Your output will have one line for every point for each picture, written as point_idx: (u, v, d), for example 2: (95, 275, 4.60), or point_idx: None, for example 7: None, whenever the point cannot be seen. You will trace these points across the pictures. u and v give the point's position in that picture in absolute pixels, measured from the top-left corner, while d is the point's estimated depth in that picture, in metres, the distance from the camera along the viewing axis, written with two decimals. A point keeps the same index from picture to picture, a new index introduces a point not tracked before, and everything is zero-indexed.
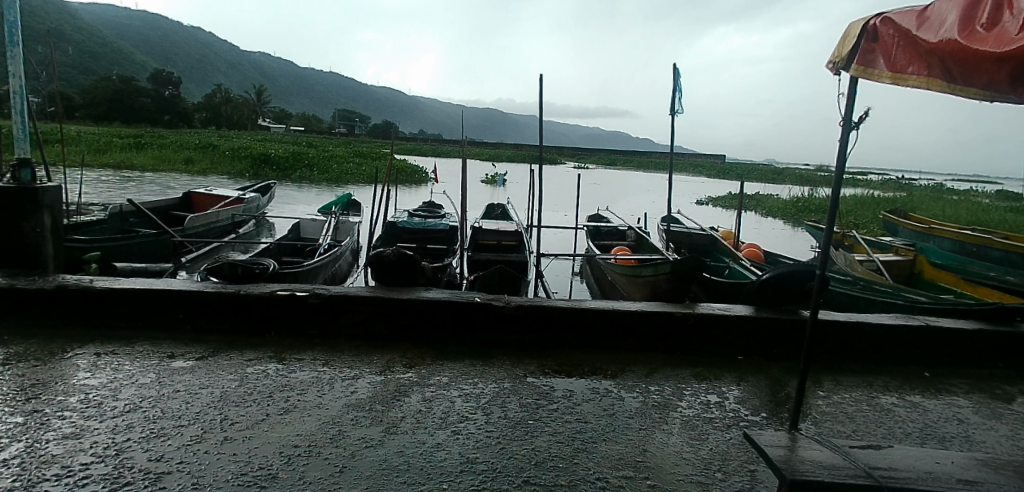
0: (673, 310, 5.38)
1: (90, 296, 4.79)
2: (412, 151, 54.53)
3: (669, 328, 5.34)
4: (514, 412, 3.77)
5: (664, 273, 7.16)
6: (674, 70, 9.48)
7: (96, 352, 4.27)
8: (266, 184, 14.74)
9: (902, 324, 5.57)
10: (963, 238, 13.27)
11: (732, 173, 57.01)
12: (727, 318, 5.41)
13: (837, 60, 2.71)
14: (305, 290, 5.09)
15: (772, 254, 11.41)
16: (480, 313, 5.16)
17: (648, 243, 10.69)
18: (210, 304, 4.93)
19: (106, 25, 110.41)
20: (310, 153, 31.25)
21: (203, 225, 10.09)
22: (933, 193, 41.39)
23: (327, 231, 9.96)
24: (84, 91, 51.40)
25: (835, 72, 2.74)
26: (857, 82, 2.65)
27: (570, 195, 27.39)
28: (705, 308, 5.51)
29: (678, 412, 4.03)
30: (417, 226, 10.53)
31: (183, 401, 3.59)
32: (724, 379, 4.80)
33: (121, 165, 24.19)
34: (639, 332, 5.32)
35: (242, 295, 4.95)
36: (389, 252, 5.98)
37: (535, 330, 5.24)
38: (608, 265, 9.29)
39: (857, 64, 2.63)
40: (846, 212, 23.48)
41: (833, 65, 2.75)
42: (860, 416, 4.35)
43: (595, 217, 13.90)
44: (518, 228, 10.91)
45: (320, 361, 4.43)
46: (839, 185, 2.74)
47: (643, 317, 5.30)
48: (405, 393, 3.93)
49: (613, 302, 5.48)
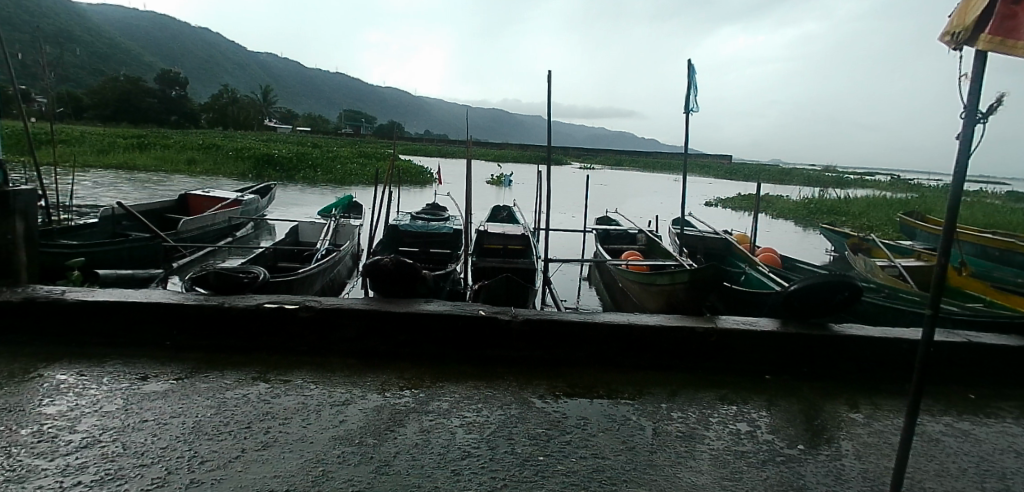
0: (694, 325, 4.96)
1: (61, 310, 4.42)
2: (418, 152, 54.19)
3: (690, 344, 4.92)
4: (522, 446, 3.36)
5: (680, 282, 6.72)
6: (689, 66, 9.05)
7: (60, 373, 3.90)
8: (266, 186, 14.36)
9: (943, 340, 5.09)
10: (987, 242, 12.72)
11: (740, 173, 56.42)
12: (751, 334, 4.98)
13: (962, 31, 2.48)
14: (294, 302, 4.70)
15: (789, 259, 10.92)
16: (484, 328, 4.75)
17: (660, 248, 10.23)
18: (190, 317, 4.54)
19: (114, 26, 110.98)
20: (315, 154, 30.98)
21: (197, 228, 9.71)
22: (946, 193, 40.77)
23: (326, 235, 9.56)
24: (91, 90, 51.46)
25: (957, 46, 2.51)
26: (983, 55, 2.40)
27: (577, 197, 26.93)
28: (727, 322, 5.09)
29: (706, 445, 3.60)
30: (420, 228, 10.02)
31: (149, 433, 3.22)
32: (753, 404, 4.36)
33: (123, 165, 23.93)
34: (657, 348, 4.90)
35: (226, 308, 4.56)
36: (388, 260, 5.57)
37: (544, 346, 4.82)
38: (619, 272, 8.86)
39: (989, 34, 2.39)
40: (861, 214, 22.91)
41: (953, 38, 2.53)
42: (907, 448, 3.89)
43: (603, 220, 13.44)
44: (524, 231, 10.45)
45: (308, 383, 4.03)
46: (961, 185, 2.52)
47: (662, 332, 4.88)
48: (400, 423, 3.51)
49: (629, 315, 5.07)
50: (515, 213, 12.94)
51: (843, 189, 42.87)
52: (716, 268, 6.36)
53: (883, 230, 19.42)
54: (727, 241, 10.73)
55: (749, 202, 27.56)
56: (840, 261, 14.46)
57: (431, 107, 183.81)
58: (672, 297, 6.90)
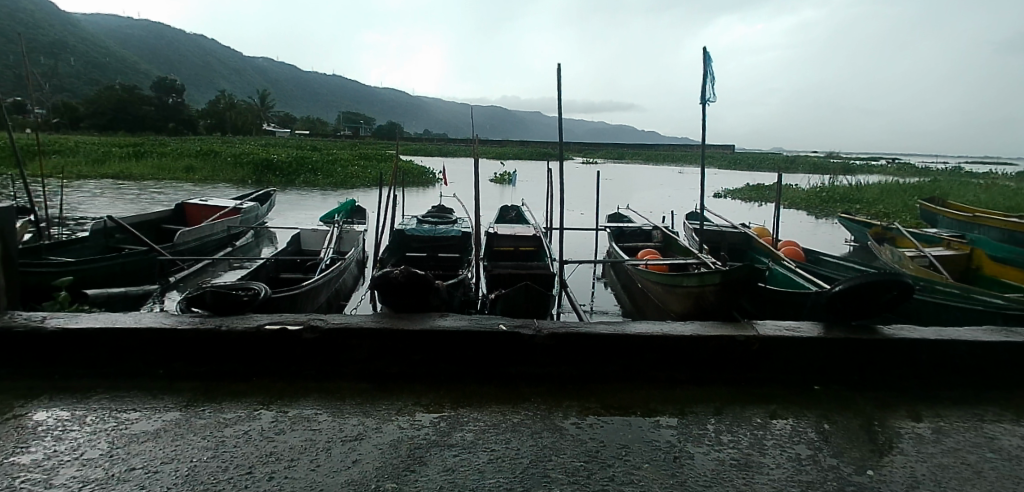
0: (735, 333, 4.55)
1: (41, 340, 4.03)
2: (417, 152, 53.64)
3: (731, 354, 4.52)
4: (562, 487, 2.95)
5: (710, 285, 6.29)
6: (705, 53, 8.60)
7: (40, 412, 3.51)
8: (266, 191, 13.93)
9: (1004, 339, 4.65)
10: (1017, 226, 12.25)
11: (744, 163, 55.79)
12: (796, 340, 4.58)
13: None
14: (298, 322, 4.31)
15: (813, 252, 10.48)
16: (505, 344, 4.35)
17: (678, 245, 9.81)
18: (184, 342, 4.15)
19: (110, 36, 110.70)
20: (315, 157, 30.57)
21: (195, 240, 9.32)
22: (957, 177, 40.07)
23: (330, 242, 9.17)
24: (87, 100, 51.11)
25: None
26: None
27: (583, 193, 26.48)
28: (769, 329, 4.68)
29: (765, 476, 3.20)
30: (426, 232, 9.74)
31: (136, 486, 2.82)
32: (807, 422, 3.95)
33: (121, 175, 23.56)
34: (695, 359, 4.50)
35: (224, 331, 4.17)
36: (397, 271, 5.17)
37: (571, 361, 4.42)
38: (638, 272, 8.44)
39: None
40: (875, 201, 22.37)
41: None
42: (989, 469, 3.47)
43: (615, 216, 13.01)
44: (536, 232, 10.03)
45: (315, 414, 3.63)
46: None
47: (700, 342, 4.47)
48: (421, 462, 3.11)
49: (662, 324, 4.68)
50: (524, 213, 12.52)
51: (851, 176, 42.25)
52: (750, 268, 5.93)
53: (900, 216, 18.92)
54: (748, 236, 10.30)
55: (759, 193, 27.03)
56: (860, 251, 14.00)
57: (429, 106, 183.13)
58: (701, 299, 6.47)
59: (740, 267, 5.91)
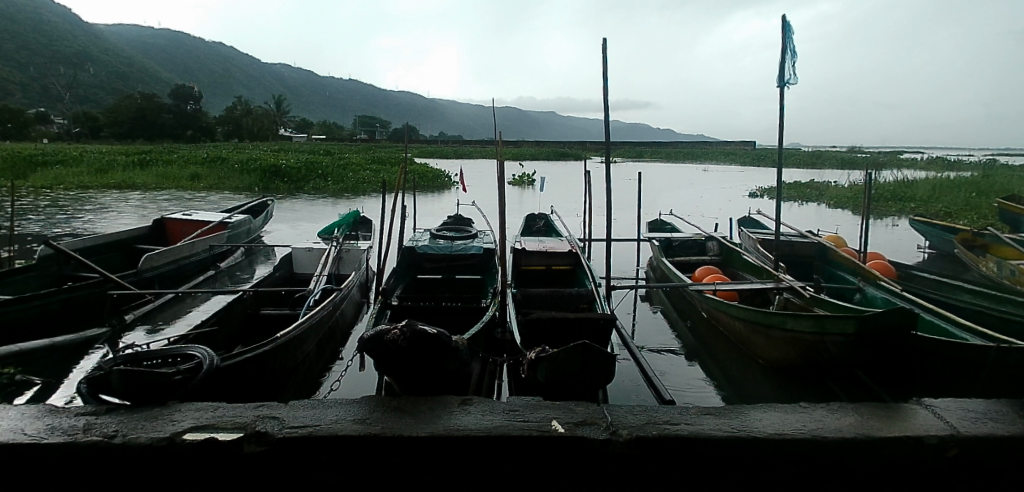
0: (917, 434, 2.96)
1: None
2: (435, 153, 52.14)
3: (907, 467, 2.96)
4: None
5: (838, 335, 4.73)
6: (785, 24, 6.91)
7: None
8: (262, 201, 12.52)
9: None
10: None
11: (770, 158, 53.56)
12: (1011, 444, 2.95)
13: None
14: (235, 428, 2.79)
15: (903, 268, 8.67)
16: (563, 456, 2.84)
17: (746, 262, 8.08)
18: (54, 467, 2.67)
19: (130, 45, 110.91)
20: (326, 162, 29.10)
21: (169, 263, 7.86)
22: (1007, 171, 37.45)
23: (326, 263, 7.62)
24: (106, 110, 50.25)
25: None
26: None
27: (608, 195, 24.75)
28: (961, 420, 3.07)
29: None
30: (441, 250, 8.05)
31: None
32: None
33: (123, 184, 22.32)
34: (852, 474, 2.96)
35: (116, 447, 2.68)
36: (396, 332, 3.61)
37: (662, 477, 2.90)
38: (704, 300, 6.81)
39: None
40: (932, 198, 20.27)
41: None
42: None
43: (658, 225, 11.30)
44: (571, 246, 8.37)
45: None
46: None
47: (861, 449, 2.91)
48: None
49: (796, 413, 3.11)
50: (553, 222, 10.89)
51: (891, 171, 39.72)
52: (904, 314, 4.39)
53: (969, 214, 16.86)
54: (823, 246, 8.57)
55: (798, 191, 24.99)
56: (939, 259, 12.11)
57: (444, 107, 182.17)
58: (816, 350, 5.00)
59: (891, 312, 4.42)
